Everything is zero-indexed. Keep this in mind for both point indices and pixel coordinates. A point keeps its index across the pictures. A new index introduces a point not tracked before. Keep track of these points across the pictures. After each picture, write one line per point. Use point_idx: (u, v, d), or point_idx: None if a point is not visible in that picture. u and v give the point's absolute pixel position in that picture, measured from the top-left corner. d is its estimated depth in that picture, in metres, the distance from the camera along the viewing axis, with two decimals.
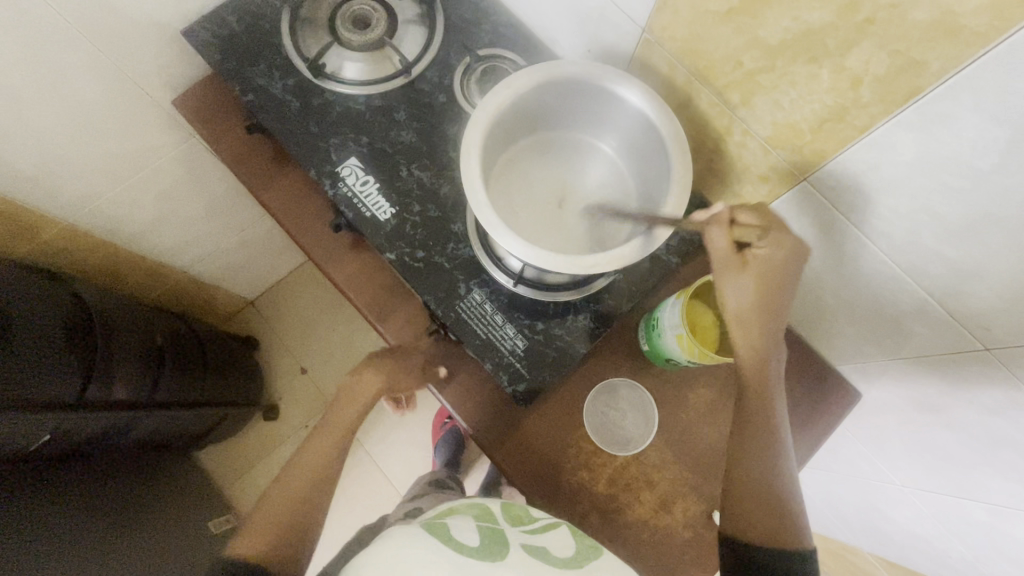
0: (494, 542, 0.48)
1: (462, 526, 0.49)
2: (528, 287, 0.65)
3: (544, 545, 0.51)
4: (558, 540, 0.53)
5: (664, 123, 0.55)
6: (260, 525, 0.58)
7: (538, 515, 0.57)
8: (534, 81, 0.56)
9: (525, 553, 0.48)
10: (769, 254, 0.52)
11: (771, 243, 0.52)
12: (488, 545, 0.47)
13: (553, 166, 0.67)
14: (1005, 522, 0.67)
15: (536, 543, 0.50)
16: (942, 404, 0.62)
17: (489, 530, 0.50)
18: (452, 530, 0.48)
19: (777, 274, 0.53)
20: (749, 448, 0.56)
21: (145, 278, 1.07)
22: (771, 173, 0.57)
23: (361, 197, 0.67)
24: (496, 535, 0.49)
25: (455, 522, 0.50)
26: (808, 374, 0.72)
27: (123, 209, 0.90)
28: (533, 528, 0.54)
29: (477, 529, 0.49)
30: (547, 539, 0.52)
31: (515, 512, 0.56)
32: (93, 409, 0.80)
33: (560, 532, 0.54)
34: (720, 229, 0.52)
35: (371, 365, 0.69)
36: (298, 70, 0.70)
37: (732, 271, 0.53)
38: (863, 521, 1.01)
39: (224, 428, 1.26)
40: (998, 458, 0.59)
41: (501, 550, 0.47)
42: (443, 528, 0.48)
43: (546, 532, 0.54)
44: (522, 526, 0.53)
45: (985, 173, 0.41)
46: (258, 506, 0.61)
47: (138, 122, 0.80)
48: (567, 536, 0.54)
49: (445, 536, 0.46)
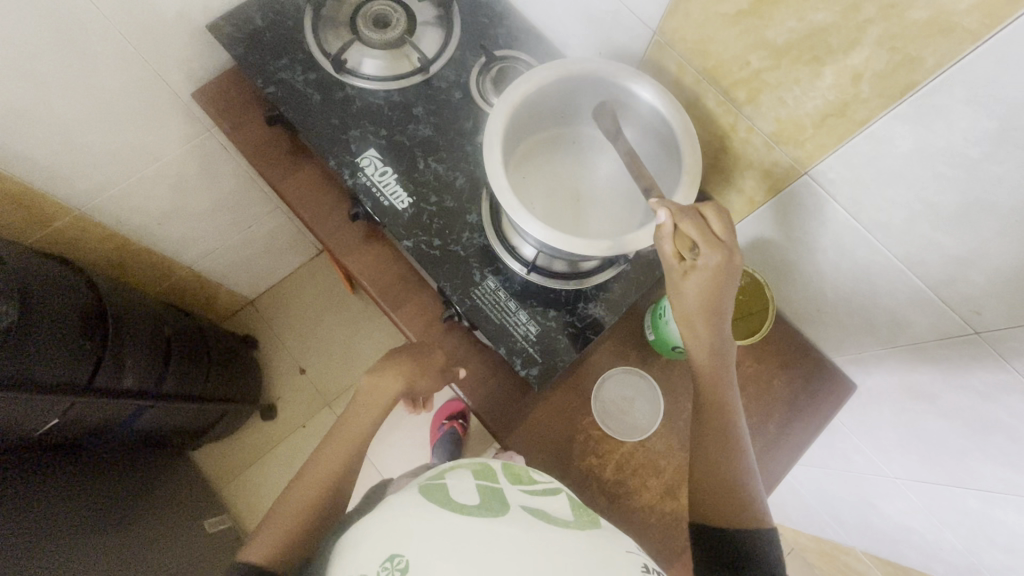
0: (492, 501, 0.48)
1: (460, 488, 0.50)
2: (540, 274, 0.68)
3: (544, 507, 0.49)
4: (558, 502, 0.51)
5: (675, 118, 0.58)
6: (276, 528, 0.59)
7: (539, 478, 0.55)
8: (552, 77, 0.60)
9: (523, 511, 0.47)
10: (709, 262, 0.53)
11: (709, 251, 0.53)
12: (486, 502, 0.48)
13: (565, 160, 0.69)
14: (995, 508, 0.70)
15: (534, 503, 0.50)
16: (936, 391, 0.65)
17: (487, 491, 0.50)
18: (448, 492, 0.49)
19: (726, 277, 0.54)
20: (710, 446, 0.59)
21: (150, 271, 1.07)
22: (774, 169, 0.60)
23: (379, 187, 0.69)
24: (494, 496, 0.49)
25: (454, 484, 0.50)
26: (806, 366, 0.75)
27: (136, 200, 0.91)
28: (533, 489, 0.53)
29: (475, 489, 0.49)
30: (547, 501, 0.51)
31: (515, 470, 0.55)
32: (103, 394, 0.80)
33: (559, 497, 0.53)
34: (666, 244, 0.54)
35: (392, 362, 0.68)
36: (319, 65, 0.73)
37: (674, 280, 0.55)
38: (857, 517, 1.04)
39: (224, 425, 1.25)
40: (988, 441, 0.63)
41: (499, 508, 0.47)
42: (440, 492, 0.49)
43: (545, 495, 0.52)
44: (521, 486, 0.53)
45: (977, 162, 0.44)
46: (274, 509, 0.62)
47: (158, 114, 0.82)
48: (566, 501, 0.52)
49: (441, 498, 0.47)
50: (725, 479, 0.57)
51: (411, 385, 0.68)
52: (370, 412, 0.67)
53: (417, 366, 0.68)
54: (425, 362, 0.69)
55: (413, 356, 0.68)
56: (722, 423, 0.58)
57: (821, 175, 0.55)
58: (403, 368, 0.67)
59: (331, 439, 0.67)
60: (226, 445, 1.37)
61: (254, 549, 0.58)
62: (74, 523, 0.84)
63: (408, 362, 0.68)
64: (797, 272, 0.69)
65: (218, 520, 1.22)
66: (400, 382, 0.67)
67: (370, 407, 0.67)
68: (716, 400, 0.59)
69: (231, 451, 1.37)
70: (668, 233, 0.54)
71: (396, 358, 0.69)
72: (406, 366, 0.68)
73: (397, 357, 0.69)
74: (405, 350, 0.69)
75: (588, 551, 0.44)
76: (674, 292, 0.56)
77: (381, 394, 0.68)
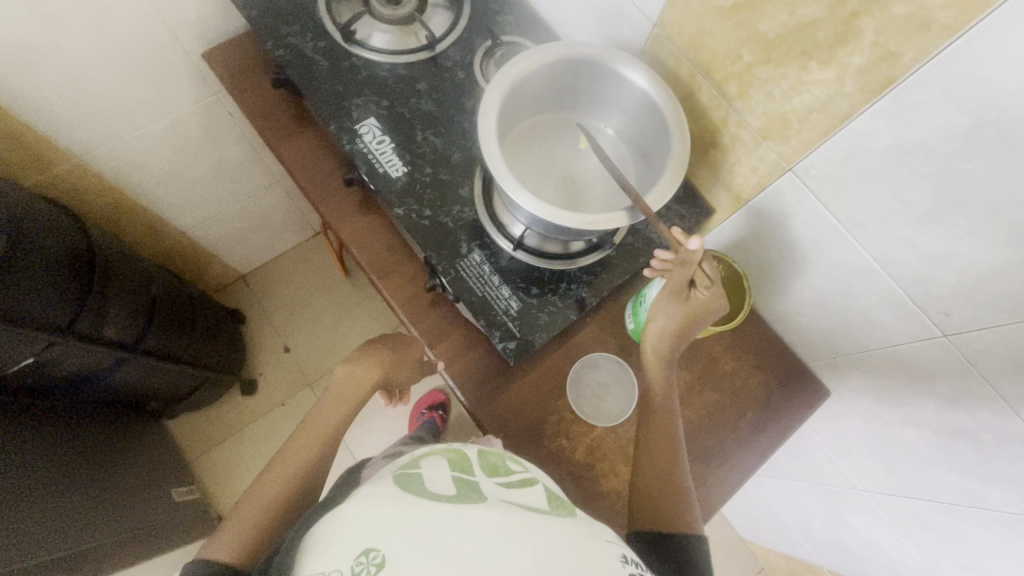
0: (470, 493, 0.46)
1: (436, 480, 0.48)
2: (527, 253, 0.69)
3: (521, 500, 0.47)
4: (534, 493, 0.49)
5: (667, 105, 0.60)
6: (247, 516, 0.59)
7: (515, 467, 0.53)
8: (551, 58, 0.61)
9: (502, 504, 0.45)
10: (708, 301, 0.59)
11: (713, 295, 0.58)
12: (462, 494, 0.46)
13: (561, 144, 0.71)
14: (958, 522, 0.70)
15: (512, 497, 0.47)
16: (906, 398, 0.66)
17: (464, 484, 0.48)
18: (425, 485, 0.47)
19: (704, 318, 0.61)
20: (656, 448, 0.61)
21: (144, 230, 1.08)
22: (760, 165, 0.62)
23: (375, 154, 0.71)
24: (471, 489, 0.47)
25: (430, 477, 0.48)
26: (784, 369, 0.75)
27: (137, 155, 0.92)
28: (510, 480, 0.51)
29: (451, 481, 0.48)
30: (524, 493, 0.49)
31: (492, 459, 0.53)
32: (83, 340, 0.81)
33: (536, 488, 0.51)
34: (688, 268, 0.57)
35: (371, 354, 0.70)
36: (330, 34, 0.75)
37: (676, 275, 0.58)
38: (825, 533, 1.04)
39: (202, 395, 1.25)
40: (953, 449, 0.63)
41: (477, 500, 0.45)
42: (415, 483, 0.47)
43: (522, 486, 0.50)
44: (497, 479, 0.50)
45: (949, 158, 0.46)
46: (246, 496, 0.61)
47: (168, 71, 0.83)
48: (543, 492, 0.50)
49: (417, 490, 0.45)
50: (668, 479, 0.59)
51: (390, 375, 0.71)
52: (348, 402, 0.68)
53: (395, 358, 0.71)
54: (404, 355, 0.72)
55: (391, 347, 0.71)
56: (668, 429, 0.62)
57: (804, 171, 0.57)
58: (383, 358, 0.70)
59: (307, 426, 0.67)
60: (202, 417, 1.36)
61: (224, 539, 0.57)
62: (42, 467, 0.84)
63: (389, 354, 0.70)
64: (777, 272, 0.70)
65: (186, 491, 1.20)
66: (379, 371, 0.69)
67: (347, 395, 0.68)
68: (662, 412, 0.63)
69: (207, 423, 1.36)
70: (693, 261, 0.57)
71: (374, 348, 0.70)
72: (385, 357, 0.70)
73: (376, 348, 0.71)
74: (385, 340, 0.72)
75: (561, 537, 0.43)
76: (661, 306, 0.61)
77: (358, 384, 0.68)
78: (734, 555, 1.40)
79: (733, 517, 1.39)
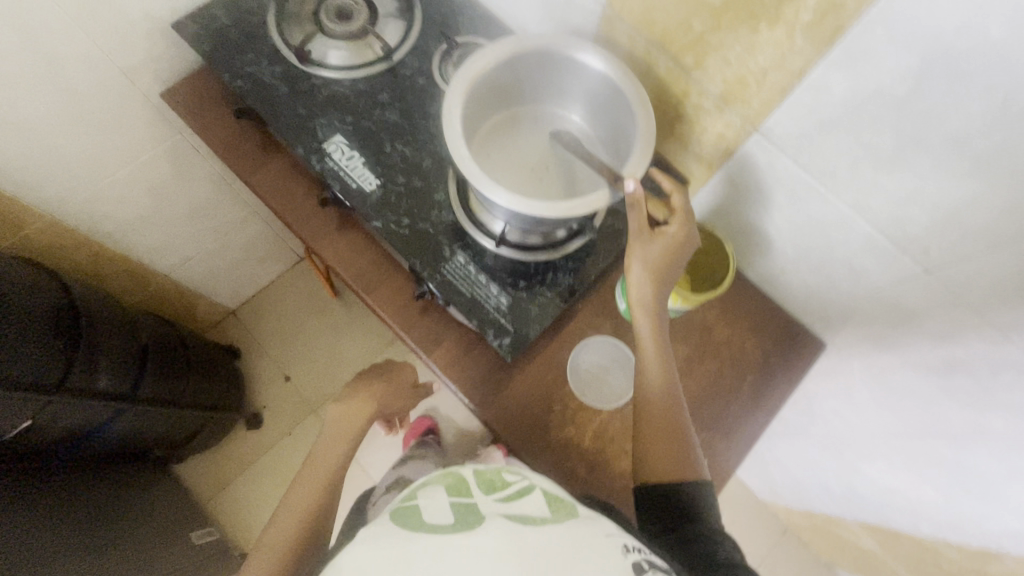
0: (467, 518, 0.46)
1: (434, 508, 0.48)
2: (511, 249, 0.69)
3: (520, 510, 0.48)
4: (533, 500, 0.50)
5: (627, 85, 0.60)
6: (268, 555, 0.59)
7: (513, 478, 0.54)
8: (506, 53, 0.62)
9: (500, 521, 0.45)
10: (675, 231, 0.60)
11: (675, 222, 0.60)
12: (461, 521, 0.46)
13: (530, 136, 0.72)
14: (968, 455, 0.71)
15: (510, 509, 0.48)
16: (900, 340, 0.67)
17: (462, 508, 0.48)
18: (423, 516, 0.47)
19: (680, 250, 0.61)
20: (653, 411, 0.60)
21: (127, 277, 1.07)
22: (727, 131, 0.62)
23: (347, 170, 0.71)
24: (469, 512, 0.47)
25: (428, 506, 0.48)
26: (779, 328, 0.76)
27: (110, 204, 0.91)
28: (508, 493, 0.51)
29: (449, 508, 0.48)
30: (522, 502, 0.49)
31: (489, 476, 0.53)
32: (80, 397, 0.80)
33: (534, 493, 0.51)
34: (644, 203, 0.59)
35: (366, 385, 0.73)
36: (285, 57, 0.75)
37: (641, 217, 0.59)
38: (842, 486, 1.05)
39: (208, 434, 1.24)
40: (952, 384, 0.65)
41: (476, 524, 0.45)
42: (413, 517, 0.47)
43: (521, 495, 0.50)
44: (495, 494, 0.51)
45: (906, 98, 0.47)
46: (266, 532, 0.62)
47: (129, 115, 0.83)
48: (541, 496, 0.51)
49: (413, 524, 0.45)
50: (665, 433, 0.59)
51: (385, 404, 0.73)
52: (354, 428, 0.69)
53: (388, 386, 0.74)
54: (397, 380, 0.75)
55: (385, 378, 0.75)
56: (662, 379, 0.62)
57: (770, 131, 0.58)
58: (376, 388, 0.73)
59: (317, 455, 0.68)
60: (211, 457, 1.35)
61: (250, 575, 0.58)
62: (57, 529, 0.83)
63: (382, 384, 0.74)
64: (759, 235, 0.70)
65: (205, 533, 1.19)
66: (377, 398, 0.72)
67: (350, 422, 0.69)
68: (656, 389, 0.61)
69: (217, 463, 1.35)
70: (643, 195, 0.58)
71: (364, 384, 0.73)
72: (378, 389, 0.73)
73: (368, 381, 0.74)
74: (377, 371, 0.75)
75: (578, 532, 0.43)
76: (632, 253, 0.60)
77: (359, 412, 0.70)
78: (757, 519, 1.41)
79: (752, 483, 1.40)
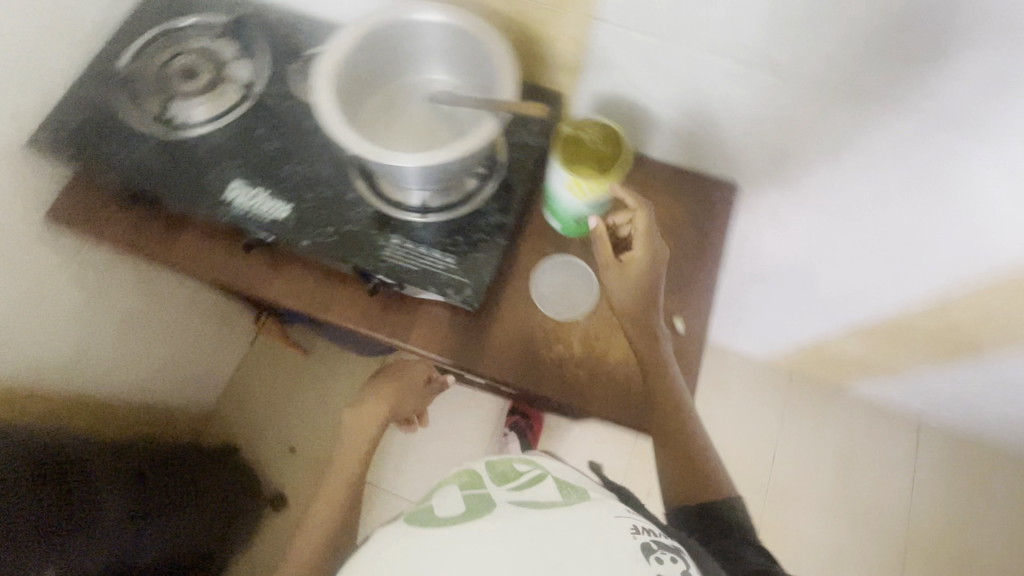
0: (478, 507, 0.49)
1: (446, 504, 0.51)
2: (437, 214, 0.73)
3: (531, 499, 0.50)
4: (545, 488, 0.52)
5: (469, 24, 0.65)
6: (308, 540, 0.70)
7: (525, 467, 0.56)
8: (353, 38, 0.64)
9: (511, 510, 0.48)
10: (641, 255, 0.66)
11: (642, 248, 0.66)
12: (472, 511, 0.48)
13: (408, 110, 0.75)
14: (886, 211, 0.80)
15: (521, 498, 0.50)
16: (791, 147, 0.75)
17: (474, 498, 0.51)
18: (434, 514, 0.49)
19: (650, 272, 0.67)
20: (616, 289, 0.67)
21: (89, 417, 1.03)
22: (576, 30, 0.68)
23: (256, 208, 0.72)
24: (480, 502, 0.50)
25: (440, 504, 0.51)
26: (695, 187, 0.82)
27: (39, 352, 0.88)
28: (520, 482, 0.54)
29: (461, 500, 0.50)
30: (535, 491, 0.52)
31: (501, 468, 0.56)
32: (78, 540, 0.80)
33: (545, 482, 0.54)
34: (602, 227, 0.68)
35: (377, 392, 0.78)
36: (151, 133, 0.75)
37: (609, 273, 0.67)
38: (815, 308, 1.14)
39: (239, 531, 1.22)
40: (845, 157, 0.73)
41: (486, 513, 0.47)
42: (426, 515, 0.49)
43: (532, 484, 0.53)
44: (508, 484, 0.53)
45: None
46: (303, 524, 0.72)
47: (21, 256, 0.79)
48: (552, 484, 0.53)
49: (425, 522, 0.48)
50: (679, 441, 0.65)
51: (398, 404, 0.79)
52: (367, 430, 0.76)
53: (400, 385, 0.80)
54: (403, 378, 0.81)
55: (396, 377, 0.80)
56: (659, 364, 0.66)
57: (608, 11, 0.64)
58: (386, 392, 0.79)
59: (339, 460, 0.76)
60: (250, 554, 1.32)
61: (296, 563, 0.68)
62: None
63: (393, 386, 0.80)
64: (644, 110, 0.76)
65: None
66: (386, 404, 0.78)
67: (365, 425, 0.76)
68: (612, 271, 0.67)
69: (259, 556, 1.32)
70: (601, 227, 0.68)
71: (382, 382, 0.80)
72: (393, 387, 0.79)
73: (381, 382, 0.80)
74: (385, 376, 0.80)
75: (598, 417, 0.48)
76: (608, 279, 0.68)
77: (371, 417, 0.77)
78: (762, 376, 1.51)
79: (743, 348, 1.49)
